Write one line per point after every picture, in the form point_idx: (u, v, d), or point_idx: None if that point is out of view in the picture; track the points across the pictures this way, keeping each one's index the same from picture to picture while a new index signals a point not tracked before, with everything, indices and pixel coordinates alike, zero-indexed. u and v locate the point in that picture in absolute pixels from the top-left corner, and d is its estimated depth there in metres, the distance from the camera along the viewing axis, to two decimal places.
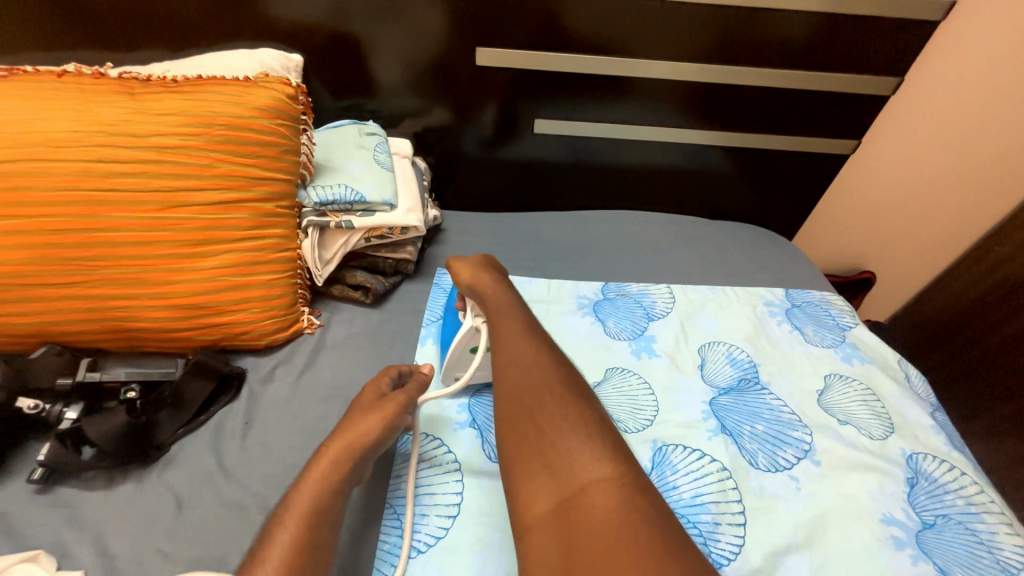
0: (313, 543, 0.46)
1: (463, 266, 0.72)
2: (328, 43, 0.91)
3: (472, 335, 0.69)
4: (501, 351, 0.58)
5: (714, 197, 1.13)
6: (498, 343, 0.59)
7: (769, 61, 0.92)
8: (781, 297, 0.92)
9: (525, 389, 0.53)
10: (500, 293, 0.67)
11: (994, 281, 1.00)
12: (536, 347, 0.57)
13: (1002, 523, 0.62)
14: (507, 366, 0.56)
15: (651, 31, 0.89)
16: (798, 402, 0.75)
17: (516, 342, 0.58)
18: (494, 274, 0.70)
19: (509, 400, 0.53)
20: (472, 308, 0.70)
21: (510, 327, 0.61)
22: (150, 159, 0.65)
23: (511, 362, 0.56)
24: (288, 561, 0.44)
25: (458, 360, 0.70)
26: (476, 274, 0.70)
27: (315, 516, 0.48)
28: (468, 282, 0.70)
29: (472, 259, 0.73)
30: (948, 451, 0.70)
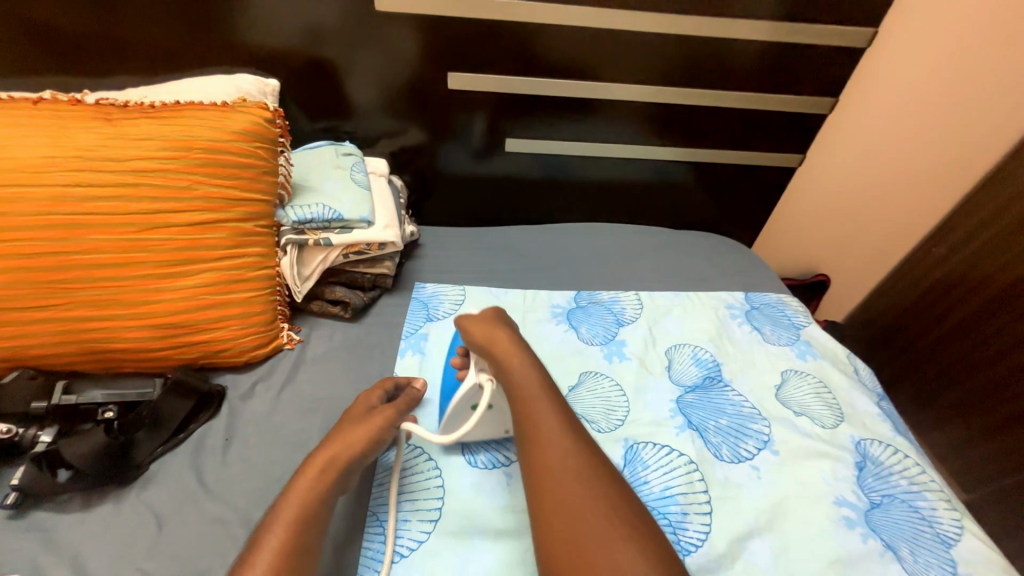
0: (299, 549, 0.47)
1: (479, 331, 0.68)
2: (305, 68, 0.95)
3: (473, 393, 0.66)
4: (538, 456, 0.55)
5: (677, 208, 1.20)
6: (535, 443, 0.56)
7: (719, 83, 1.00)
8: (741, 300, 0.98)
9: (572, 511, 0.51)
10: (525, 369, 0.63)
11: (934, 279, 1.11)
12: (579, 457, 0.55)
13: (941, 500, 0.68)
14: (544, 460, 0.55)
15: (612, 57, 0.95)
16: (759, 397, 0.80)
17: (556, 446, 0.55)
18: (513, 340, 0.67)
19: (554, 521, 0.51)
20: (478, 366, 0.68)
21: (545, 423, 0.57)
22: (128, 182, 0.67)
23: (554, 473, 0.54)
24: (274, 566, 0.45)
25: (457, 416, 0.68)
26: (491, 337, 0.67)
27: (300, 523, 0.49)
28: (483, 346, 0.67)
29: (488, 321, 0.70)
30: (892, 437, 0.76)
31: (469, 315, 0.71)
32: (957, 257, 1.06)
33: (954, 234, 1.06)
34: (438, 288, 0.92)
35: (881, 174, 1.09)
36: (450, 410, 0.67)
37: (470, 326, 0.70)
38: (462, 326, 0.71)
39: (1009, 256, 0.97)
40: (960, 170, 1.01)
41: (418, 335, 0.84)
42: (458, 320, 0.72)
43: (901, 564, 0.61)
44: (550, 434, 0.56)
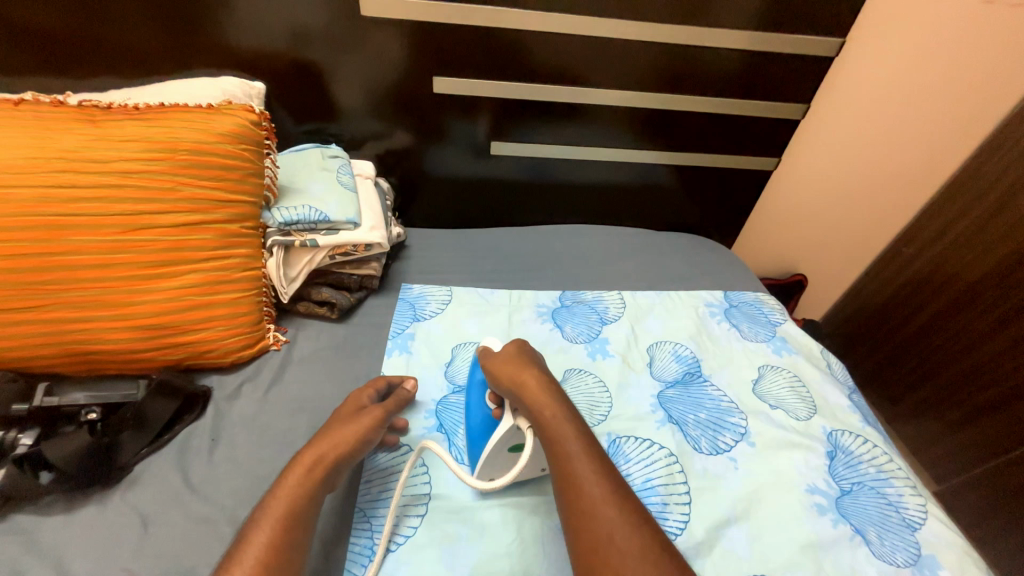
0: (287, 545, 0.48)
1: (506, 376, 0.65)
2: (290, 71, 0.95)
3: (513, 434, 0.64)
4: (583, 523, 0.51)
5: (659, 210, 1.24)
6: (578, 508, 0.52)
7: (697, 88, 1.04)
8: (720, 299, 1.02)
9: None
10: (561, 421, 0.59)
11: (904, 277, 1.16)
12: (627, 523, 0.50)
13: (908, 486, 0.71)
14: (582, 516, 0.51)
15: (595, 63, 0.98)
16: (737, 391, 0.83)
17: (600, 508, 0.51)
18: (545, 384, 0.63)
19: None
20: (512, 408, 0.64)
21: (587, 482, 0.53)
22: (112, 183, 0.67)
23: (602, 542, 0.49)
24: (264, 561, 0.46)
25: (495, 459, 0.65)
26: (518, 378, 0.63)
27: (290, 519, 0.50)
28: (511, 391, 0.63)
29: (515, 362, 0.66)
30: (862, 427, 0.79)
31: (494, 356, 0.68)
32: (925, 256, 1.11)
33: (922, 233, 1.11)
34: (425, 289, 0.94)
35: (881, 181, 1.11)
36: (489, 452, 0.64)
37: (497, 370, 0.66)
38: (488, 368, 0.67)
39: (973, 254, 1.03)
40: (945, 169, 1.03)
41: (405, 335, 0.85)
42: (483, 361, 0.69)
43: (869, 547, 0.64)
44: (594, 498, 0.52)
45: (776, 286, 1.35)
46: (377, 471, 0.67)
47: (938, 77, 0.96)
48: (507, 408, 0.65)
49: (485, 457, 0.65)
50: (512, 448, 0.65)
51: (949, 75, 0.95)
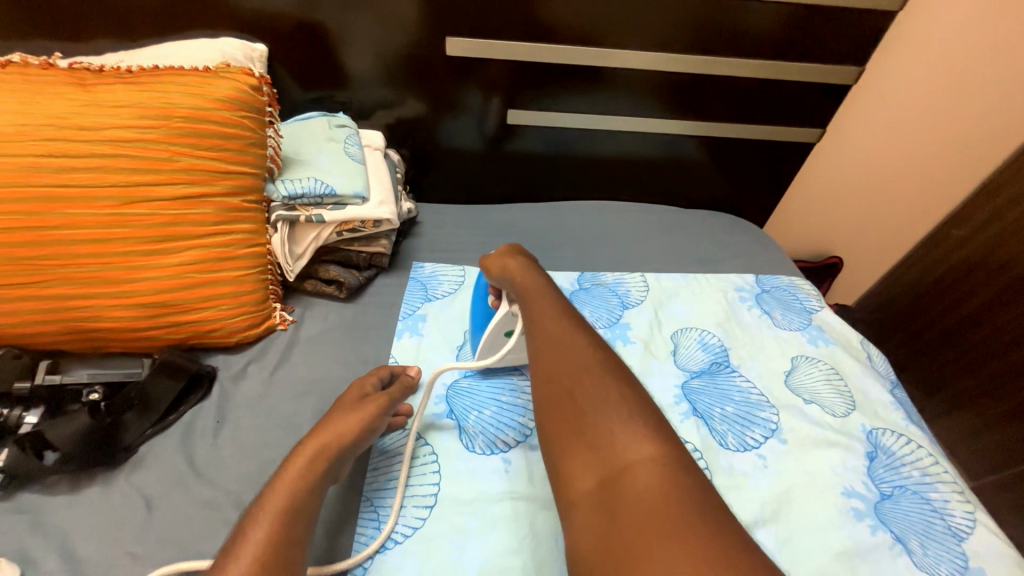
0: (286, 540, 0.45)
1: (494, 266, 0.71)
2: (295, 32, 0.89)
3: (508, 319, 0.69)
4: (535, 334, 0.59)
5: (687, 187, 1.15)
6: (535, 326, 0.59)
7: (737, 50, 0.94)
8: (752, 283, 0.94)
9: (564, 370, 0.54)
10: (531, 278, 0.66)
11: (953, 262, 1.07)
12: (571, 329, 0.58)
13: (954, 492, 0.65)
14: (542, 348, 0.57)
15: (625, 22, 0.89)
16: (767, 383, 0.77)
17: (551, 322, 0.59)
18: (522, 259, 0.70)
19: (545, 381, 0.55)
20: (506, 295, 0.70)
21: (544, 310, 0.61)
22: (105, 154, 0.63)
23: (548, 342, 0.57)
24: (261, 558, 0.43)
25: (493, 342, 0.71)
26: (503, 262, 0.70)
27: (289, 514, 0.47)
28: (498, 275, 0.70)
29: (502, 252, 0.72)
30: (905, 426, 0.73)
31: (488, 253, 0.74)
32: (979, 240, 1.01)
33: (975, 215, 1.01)
34: (437, 268, 0.89)
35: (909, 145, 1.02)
36: (486, 337, 0.70)
37: (487, 261, 0.72)
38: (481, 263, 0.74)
39: None
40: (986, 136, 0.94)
41: (416, 316, 0.81)
42: (479, 259, 0.74)
43: (910, 557, 0.59)
44: (547, 319, 0.59)
45: (810, 270, 1.26)
46: (385, 458, 0.64)
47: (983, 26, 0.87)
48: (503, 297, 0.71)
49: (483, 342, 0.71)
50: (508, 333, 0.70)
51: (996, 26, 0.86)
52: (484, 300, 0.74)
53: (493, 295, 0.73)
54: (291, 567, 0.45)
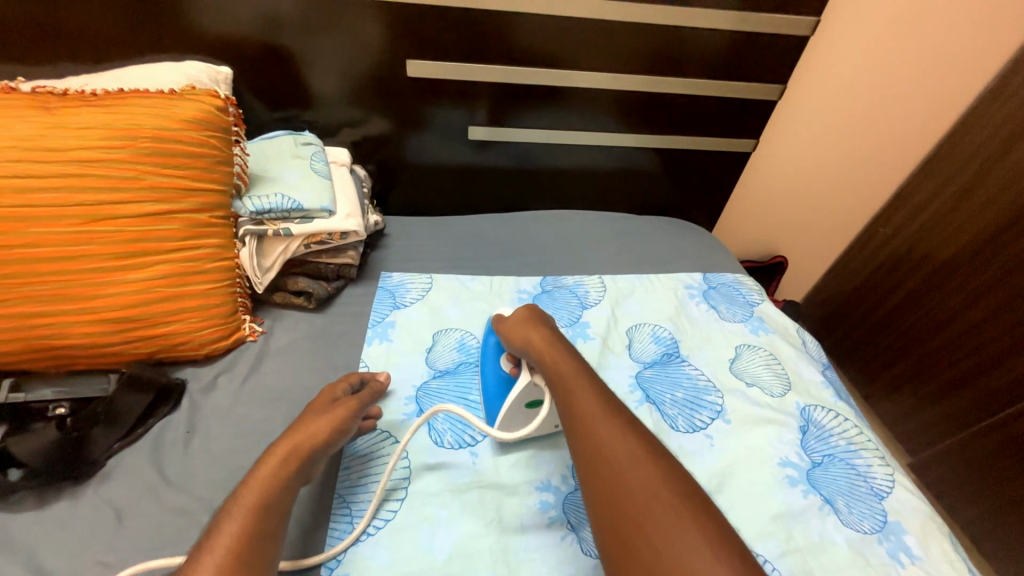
0: (261, 531, 0.48)
1: (517, 336, 0.69)
2: (259, 54, 0.92)
3: (531, 389, 0.68)
4: (582, 435, 0.54)
5: (640, 194, 1.23)
6: (579, 425, 0.55)
7: (676, 70, 1.03)
8: (699, 280, 1.03)
9: (627, 488, 0.48)
10: (563, 357, 0.64)
11: (885, 256, 1.19)
12: (624, 435, 0.53)
13: (876, 457, 0.73)
14: (593, 455, 0.52)
15: (574, 45, 0.97)
16: (714, 370, 0.84)
17: (598, 423, 0.54)
18: (548, 332, 0.68)
19: (606, 502, 0.49)
20: (529, 367, 0.68)
21: (589, 406, 0.56)
22: (70, 173, 0.65)
23: (600, 450, 0.52)
24: (236, 549, 0.45)
25: (515, 413, 0.69)
26: (528, 337, 0.68)
27: (264, 507, 0.49)
28: (521, 347, 0.68)
29: (523, 321, 0.70)
30: (834, 402, 0.81)
31: (507, 319, 0.73)
32: (903, 236, 1.15)
33: (896, 215, 1.15)
34: (405, 277, 0.93)
35: (855, 163, 1.14)
36: (507, 409, 0.68)
37: (509, 331, 0.71)
38: (502, 330, 0.72)
39: (949, 231, 1.06)
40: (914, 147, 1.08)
41: (385, 323, 0.84)
42: (498, 325, 0.73)
43: (837, 515, 0.66)
44: (593, 417, 0.55)
45: (756, 268, 1.36)
46: (357, 457, 0.67)
47: (907, 54, 0.99)
48: (523, 365, 0.69)
49: (504, 412, 0.69)
50: (529, 404, 0.69)
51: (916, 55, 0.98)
52: (499, 365, 0.73)
53: (510, 361, 0.72)
54: (266, 557, 0.47)
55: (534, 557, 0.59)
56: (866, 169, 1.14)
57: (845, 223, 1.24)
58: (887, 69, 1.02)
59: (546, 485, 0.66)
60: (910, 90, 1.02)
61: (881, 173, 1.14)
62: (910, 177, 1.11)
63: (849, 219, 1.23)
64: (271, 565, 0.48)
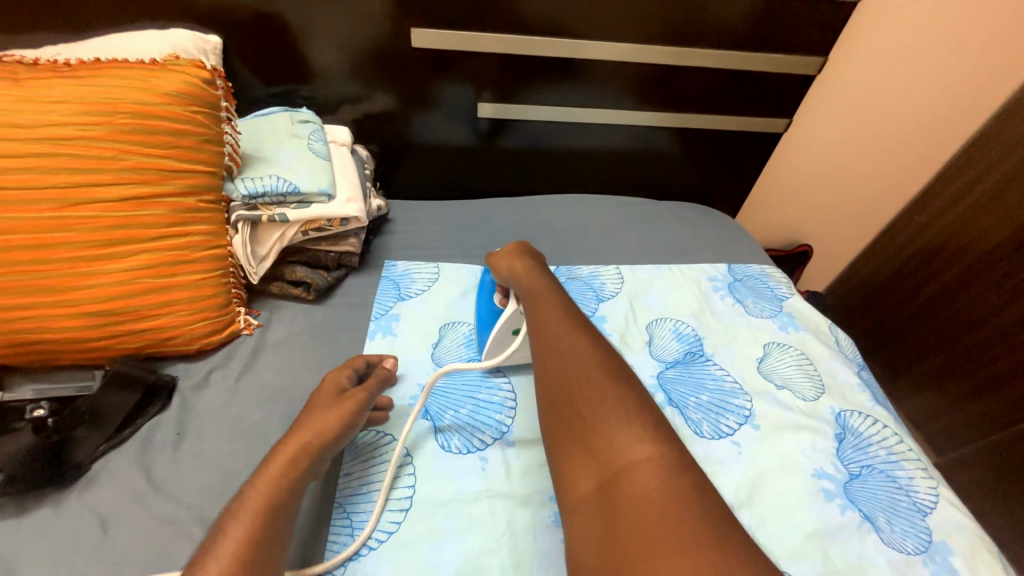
0: (265, 538, 0.44)
1: (501, 263, 0.70)
2: (251, 23, 0.85)
3: (515, 318, 0.69)
4: (536, 333, 0.57)
5: (660, 179, 1.15)
6: (537, 325, 0.58)
7: (707, 41, 0.94)
8: (724, 272, 0.96)
9: (565, 371, 0.51)
10: (536, 278, 0.65)
11: (920, 246, 1.11)
12: (574, 329, 0.55)
13: (918, 469, 0.67)
14: (544, 347, 0.55)
15: (595, 14, 0.88)
16: (741, 370, 0.78)
17: (553, 321, 0.57)
18: (528, 261, 0.68)
19: (547, 381, 0.52)
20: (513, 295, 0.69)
21: (550, 310, 0.59)
22: (43, 153, 0.59)
23: (550, 341, 0.55)
24: (238, 558, 0.41)
25: (501, 341, 0.70)
26: (508, 264, 0.68)
27: (269, 512, 0.45)
28: (503, 275, 0.69)
29: (509, 250, 0.71)
30: (871, 407, 0.75)
31: (495, 251, 0.73)
32: (941, 224, 1.06)
33: (939, 197, 1.06)
34: (410, 266, 0.87)
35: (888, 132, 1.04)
36: (493, 336, 0.69)
37: (495, 262, 0.71)
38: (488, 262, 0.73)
39: (992, 220, 0.98)
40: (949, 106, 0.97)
41: (389, 316, 0.79)
42: (485, 258, 0.73)
43: (877, 533, 0.61)
44: (548, 319, 0.57)
45: (781, 258, 1.28)
46: (358, 461, 0.63)
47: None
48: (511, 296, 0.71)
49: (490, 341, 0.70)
50: (515, 332, 0.70)
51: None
52: (490, 299, 0.74)
53: (499, 293, 0.73)
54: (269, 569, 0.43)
55: None
56: (891, 138, 1.04)
57: (881, 210, 1.15)
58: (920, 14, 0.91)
59: None
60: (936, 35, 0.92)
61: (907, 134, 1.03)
62: (951, 160, 1.03)
63: (883, 206, 1.14)
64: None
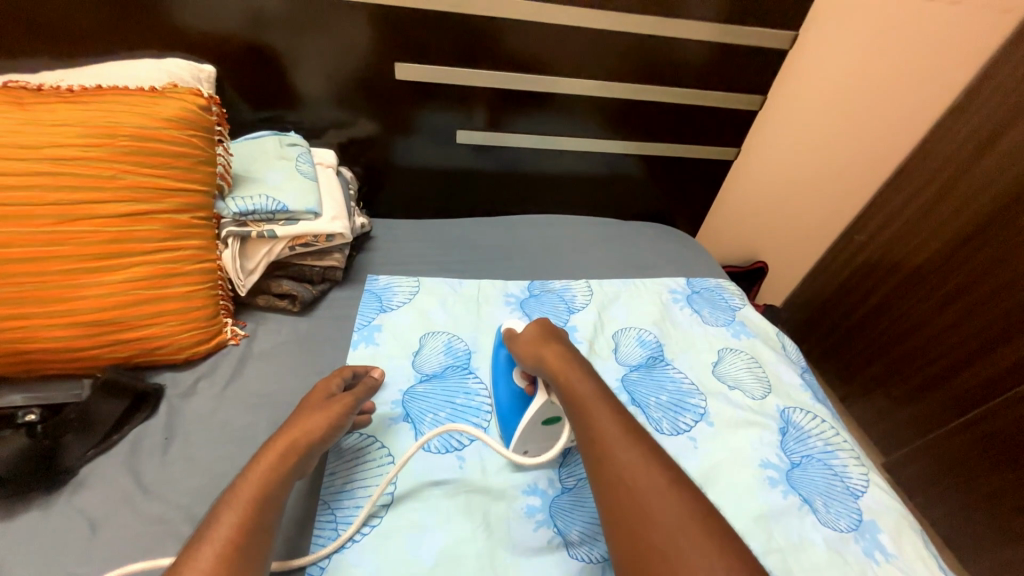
0: (259, 525, 0.47)
1: (529, 354, 0.68)
2: (244, 53, 0.91)
3: (547, 408, 0.66)
4: (601, 462, 0.52)
5: (624, 201, 1.25)
6: (593, 437, 0.55)
7: (662, 79, 1.05)
8: (683, 285, 1.04)
9: (647, 518, 0.47)
10: (574, 372, 0.62)
11: (857, 263, 1.24)
12: (646, 461, 0.51)
13: (852, 457, 0.76)
14: (616, 484, 0.50)
15: (563, 53, 0.98)
16: (697, 373, 0.86)
17: (619, 447, 0.53)
18: (561, 350, 0.66)
19: (628, 531, 0.47)
20: (546, 388, 0.66)
21: (599, 414, 0.56)
22: (44, 171, 0.62)
23: (619, 475, 0.51)
24: (233, 541, 0.45)
25: (531, 432, 0.67)
26: (541, 356, 0.66)
27: (261, 502, 0.49)
28: (534, 365, 0.67)
29: (536, 338, 0.69)
30: (813, 404, 0.84)
31: (520, 335, 0.72)
32: (874, 244, 1.19)
33: (873, 220, 1.19)
34: (392, 280, 0.93)
35: (835, 165, 1.17)
36: (524, 428, 0.66)
37: (522, 349, 0.69)
38: (513, 348, 0.71)
39: (919, 239, 1.11)
40: (888, 140, 1.11)
41: (372, 327, 0.84)
42: (508, 340, 0.73)
43: (815, 515, 0.68)
44: (613, 444, 0.53)
45: (739, 274, 1.39)
46: (343, 462, 0.67)
47: (869, 51, 1.02)
48: (539, 384, 0.68)
49: (520, 432, 0.67)
50: (547, 422, 0.67)
51: (876, 53, 1.02)
52: (512, 380, 0.72)
53: (525, 379, 0.70)
54: (261, 553, 0.46)
55: (522, 561, 0.59)
56: (842, 170, 1.17)
57: (822, 230, 1.28)
58: (856, 66, 1.04)
59: (533, 489, 0.66)
60: (873, 83, 1.05)
61: (858, 166, 1.16)
62: (884, 186, 1.16)
63: (826, 226, 1.27)
64: (267, 559, 0.47)
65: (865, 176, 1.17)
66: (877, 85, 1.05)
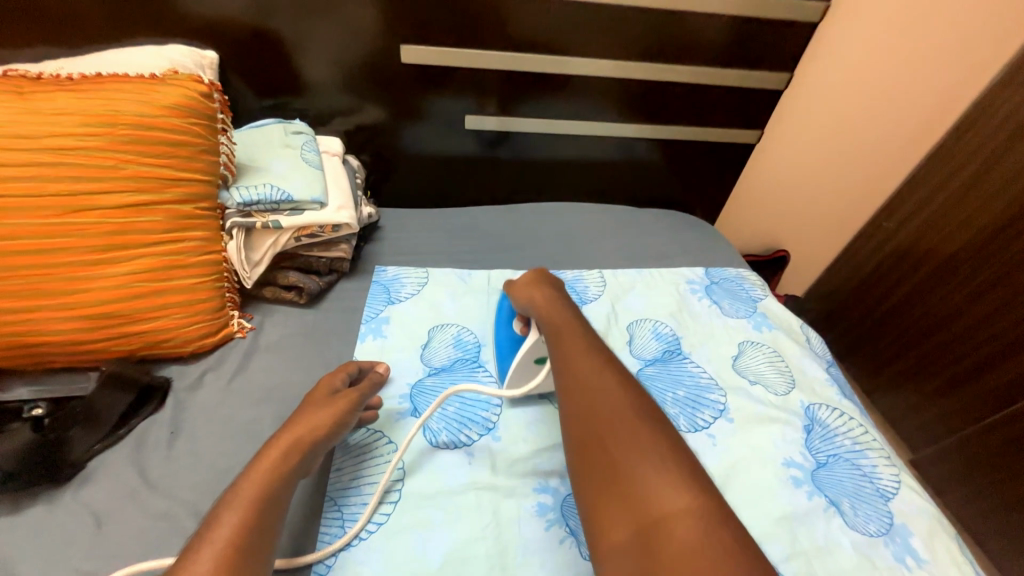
0: (260, 525, 0.46)
1: (521, 295, 0.71)
2: (247, 38, 0.89)
3: (539, 346, 0.69)
4: (564, 369, 0.57)
5: (640, 187, 1.20)
6: (562, 352, 0.59)
7: (682, 58, 0.99)
8: (702, 275, 1.00)
9: (594, 409, 0.52)
10: (559, 309, 0.66)
11: (887, 252, 1.17)
12: (603, 369, 0.56)
13: (882, 457, 0.71)
14: (573, 384, 0.55)
15: (578, 32, 0.93)
16: (716, 367, 0.82)
17: (580, 359, 0.57)
18: (549, 291, 0.69)
19: (577, 419, 0.53)
20: (534, 324, 0.69)
21: (571, 339, 0.60)
22: (43, 162, 0.61)
23: (578, 378, 0.55)
24: (233, 542, 0.43)
25: (524, 370, 0.70)
26: (529, 294, 0.69)
27: (263, 501, 0.47)
28: (524, 305, 0.70)
29: (528, 280, 0.72)
30: (840, 400, 0.79)
31: (515, 281, 0.74)
32: (906, 231, 1.13)
33: (904, 207, 1.12)
34: (400, 271, 0.90)
35: (859, 146, 1.10)
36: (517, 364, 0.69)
37: (514, 291, 0.72)
38: (510, 293, 0.73)
39: (954, 225, 1.04)
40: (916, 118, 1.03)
41: (379, 319, 0.82)
42: (506, 287, 0.75)
43: (842, 517, 0.64)
44: (575, 357, 0.58)
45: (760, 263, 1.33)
46: (349, 457, 0.65)
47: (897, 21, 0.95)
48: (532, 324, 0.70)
49: (513, 370, 0.70)
50: (539, 360, 0.70)
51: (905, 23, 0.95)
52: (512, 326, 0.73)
53: (520, 321, 0.72)
54: (261, 554, 0.45)
55: (533, 562, 0.57)
56: (867, 150, 1.10)
57: (849, 215, 1.21)
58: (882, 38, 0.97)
59: (544, 486, 0.64)
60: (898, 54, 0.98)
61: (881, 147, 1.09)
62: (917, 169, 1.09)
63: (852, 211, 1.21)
64: (268, 560, 0.46)
65: (891, 159, 1.10)
66: (906, 58, 0.98)
